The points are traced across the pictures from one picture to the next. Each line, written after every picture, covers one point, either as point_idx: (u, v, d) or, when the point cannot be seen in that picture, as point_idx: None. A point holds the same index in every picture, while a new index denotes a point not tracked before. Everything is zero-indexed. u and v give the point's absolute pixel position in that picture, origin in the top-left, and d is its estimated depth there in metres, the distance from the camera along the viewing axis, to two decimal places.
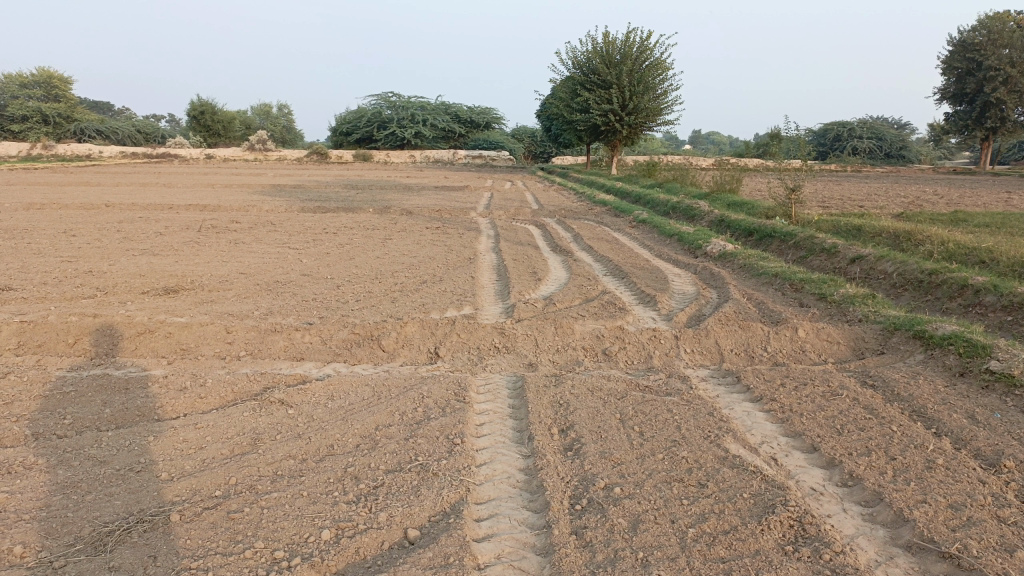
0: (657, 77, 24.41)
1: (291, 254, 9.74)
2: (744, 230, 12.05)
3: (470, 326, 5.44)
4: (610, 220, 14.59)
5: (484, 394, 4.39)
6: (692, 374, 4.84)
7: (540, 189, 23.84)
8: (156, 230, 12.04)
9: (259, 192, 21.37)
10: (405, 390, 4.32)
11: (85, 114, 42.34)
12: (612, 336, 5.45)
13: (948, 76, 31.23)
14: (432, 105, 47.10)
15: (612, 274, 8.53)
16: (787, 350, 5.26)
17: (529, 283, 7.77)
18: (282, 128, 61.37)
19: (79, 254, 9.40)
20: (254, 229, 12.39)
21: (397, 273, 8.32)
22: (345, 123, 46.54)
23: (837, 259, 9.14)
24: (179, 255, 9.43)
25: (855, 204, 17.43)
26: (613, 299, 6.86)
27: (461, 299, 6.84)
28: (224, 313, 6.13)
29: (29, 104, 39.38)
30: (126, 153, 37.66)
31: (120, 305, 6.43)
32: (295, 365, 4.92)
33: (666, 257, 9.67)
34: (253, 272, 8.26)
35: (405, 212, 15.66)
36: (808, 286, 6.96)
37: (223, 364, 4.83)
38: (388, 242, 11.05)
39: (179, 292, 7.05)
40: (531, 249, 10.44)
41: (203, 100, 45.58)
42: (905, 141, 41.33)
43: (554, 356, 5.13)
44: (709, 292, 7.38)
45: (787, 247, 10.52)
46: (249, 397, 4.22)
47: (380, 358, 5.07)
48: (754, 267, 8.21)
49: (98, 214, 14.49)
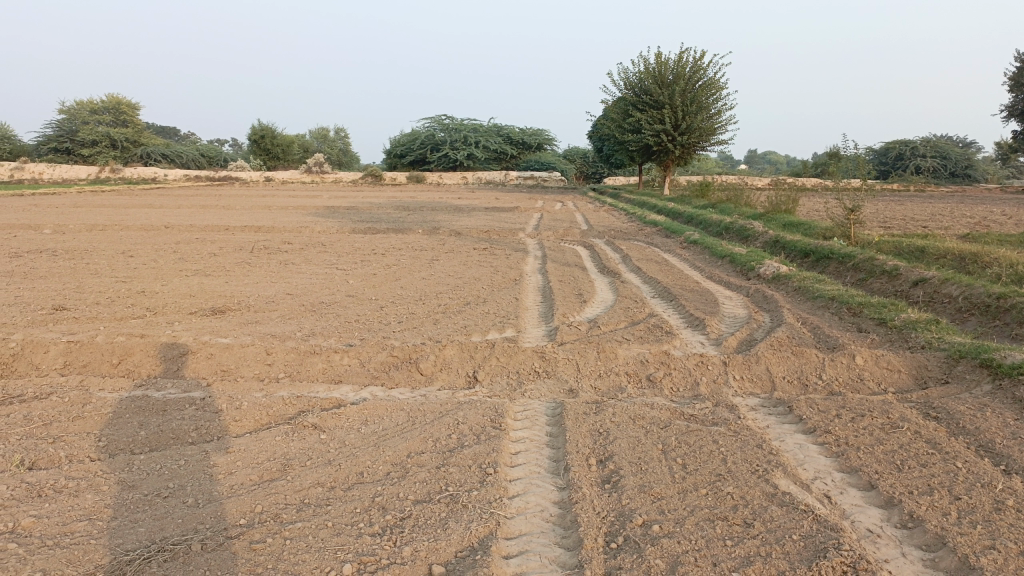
0: (710, 96, 24.11)
1: (338, 275, 9.79)
2: (800, 252, 11.68)
3: (509, 349, 5.32)
4: (660, 241, 14.35)
5: (522, 421, 4.26)
6: (741, 402, 4.62)
7: (590, 210, 23.70)
8: (210, 251, 12.28)
9: (313, 213, 21.74)
10: (440, 416, 4.21)
11: (152, 138, 43.90)
12: (657, 361, 5.26)
13: (1015, 92, 30.14)
14: (485, 127, 47.47)
15: (661, 296, 8.32)
16: (843, 378, 4.99)
17: (575, 305, 7.62)
18: (338, 151, 62.60)
19: (134, 274, 9.62)
20: (305, 250, 12.54)
21: (441, 295, 8.27)
22: (399, 146, 47.23)
23: (898, 282, 8.75)
24: (230, 276, 9.56)
25: (918, 224, 16.82)
26: (660, 323, 6.66)
27: (504, 322, 6.73)
28: (266, 334, 6.14)
29: (99, 130, 41.02)
30: (189, 176, 38.90)
31: (167, 325, 6.52)
32: (332, 388, 4.86)
33: (717, 279, 9.41)
34: (300, 293, 8.30)
35: (454, 233, 15.68)
36: (866, 310, 6.65)
37: (261, 386, 4.81)
38: (436, 263, 11.03)
39: (225, 312, 7.12)
40: (579, 271, 10.29)
41: (263, 124, 46.85)
42: (972, 160, 39.97)
43: (595, 382, 4.97)
44: (761, 316, 7.12)
45: (844, 269, 10.14)
46: (283, 421, 4.17)
47: (418, 382, 4.98)
48: (810, 290, 7.91)
49: (158, 235, 14.89)
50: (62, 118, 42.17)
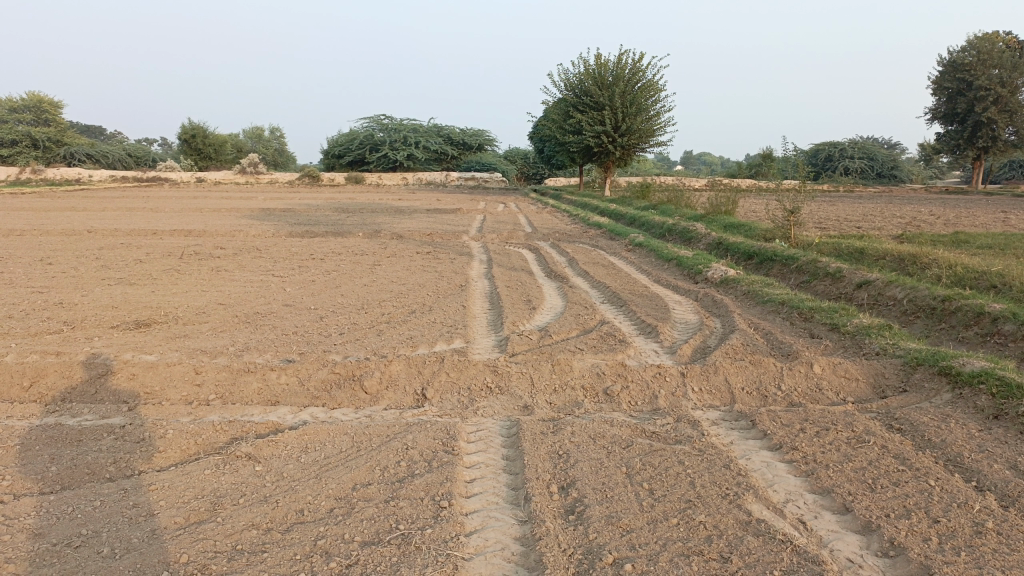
0: (649, 99, 24.24)
1: (274, 282, 9.33)
2: (743, 254, 11.71)
3: (460, 364, 5.05)
4: (605, 244, 14.23)
5: (475, 443, 3.98)
6: (702, 416, 4.43)
7: (533, 211, 23.51)
8: (136, 257, 11.62)
9: (248, 216, 20.97)
10: (388, 440, 3.91)
11: (76, 138, 41.97)
12: (614, 374, 5.04)
13: (938, 96, 31.24)
14: (424, 127, 46.97)
15: (610, 302, 8.15)
16: (803, 389, 4.87)
17: (524, 313, 7.39)
18: (273, 151, 61.13)
19: (51, 284, 8.97)
20: (238, 255, 11.99)
21: (383, 303, 7.93)
22: (337, 146, 46.32)
23: (842, 285, 8.79)
24: (156, 285, 9.00)
25: (853, 225, 17.17)
26: (612, 331, 6.47)
27: (451, 332, 6.44)
28: (196, 349, 5.72)
29: (18, 128, 39.01)
30: (116, 176, 37.29)
31: (86, 341, 6.02)
32: (268, 410, 4.49)
33: (665, 283, 9.29)
34: (232, 303, 7.85)
35: (395, 236, 15.27)
36: (818, 315, 6.59)
37: (190, 410, 4.41)
38: (377, 268, 10.66)
39: (151, 326, 6.63)
40: (525, 276, 10.06)
41: (194, 124, 45.36)
42: (897, 161, 41.43)
43: (551, 398, 4.72)
44: (713, 322, 7.00)
45: (788, 272, 10.17)
46: (213, 451, 3.79)
47: (363, 402, 4.65)
48: (759, 293, 7.84)
49: (78, 241, 14.04)
50: None
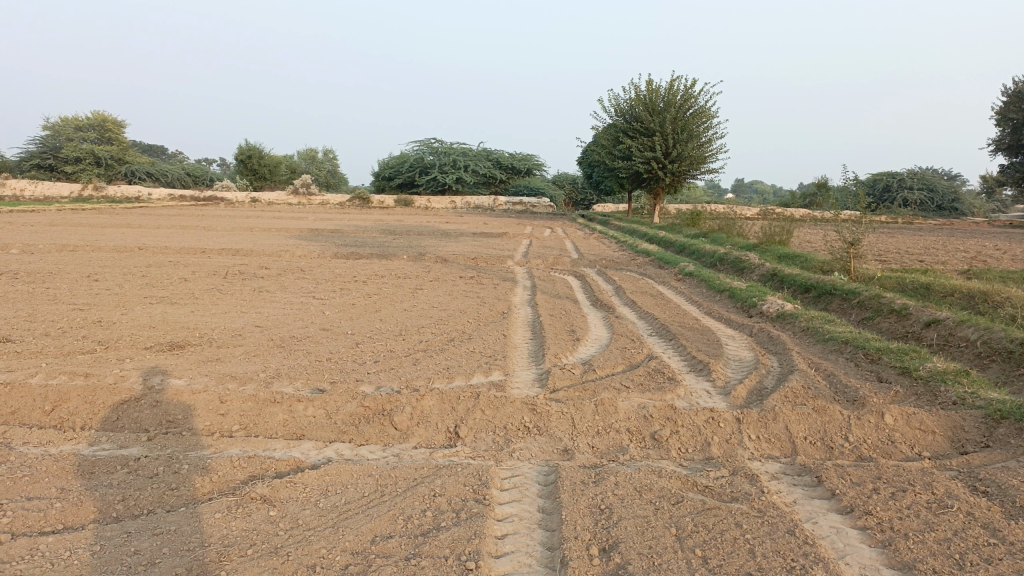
0: (701, 125, 23.83)
1: (315, 305, 9.17)
2: (800, 286, 11.20)
3: (497, 401, 4.73)
4: (654, 272, 13.80)
5: (510, 492, 3.65)
6: (760, 469, 4.02)
7: (581, 237, 23.17)
8: (182, 275, 11.64)
9: (296, 236, 21.10)
10: (414, 485, 3.60)
11: (137, 156, 43.19)
12: (663, 416, 4.65)
13: (1002, 127, 30.11)
14: (473, 151, 47.18)
15: (659, 334, 7.75)
16: (873, 441, 4.42)
17: (568, 344, 7.04)
18: (326, 173, 62.13)
19: (94, 301, 8.95)
20: (282, 276, 11.91)
21: (422, 329, 7.67)
22: (388, 168, 46.84)
23: (909, 323, 8.25)
24: (197, 305, 8.92)
25: (914, 258, 16.43)
26: (661, 367, 6.08)
27: (491, 363, 6.14)
28: (225, 375, 5.53)
29: (83, 147, 40.32)
30: (174, 195, 38.18)
31: (117, 363, 5.88)
32: (291, 445, 4.23)
33: (718, 316, 8.86)
34: (270, 326, 7.68)
35: (440, 259, 15.09)
36: (886, 357, 6.10)
37: (210, 443, 4.18)
38: (419, 292, 10.45)
39: (184, 348, 6.49)
40: (570, 304, 9.73)
41: (250, 145, 46.31)
42: (958, 193, 40.05)
43: (593, 441, 4.36)
44: (769, 360, 6.56)
45: (849, 307, 9.64)
46: (227, 490, 3.53)
47: (392, 439, 4.35)
48: (820, 331, 7.37)
49: (129, 258, 14.18)
50: (45, 133, 41.39)
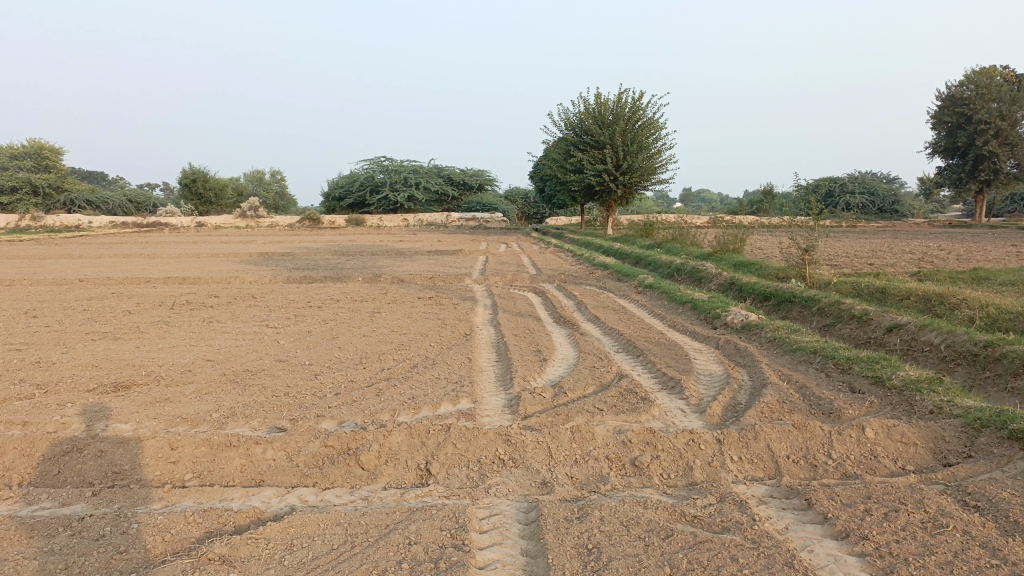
0: (650, 137, 24.00)
1: (269, 334, 8.81)
2: (759, 294, 11.22)
3: (468, 433, 4.51)
4: (613, 285, 13.75)
5: (489, 534, 3.42)
6: (747, 493, 3.88)
7: (536, 252, 23.06)
8: (126, 308, 11.15)
9: (246, 261, 20.55)
10: (387, 533, 3.36)
11: (77, 184, 41.85)
12: (642, 440, 4.48)
13: (938, 131, 31.03)
14: (424, 168, 46.92)
15: (626, 351, 7.60)
16: (856, 457, 4.32)
17: (535, 365, 6.84)
18: (274, 195, 61.13)
19: (32, 340, 8.45)
20: (234, 304, 11.49)
21: (383, 356, 7.40)
22: (338, 188, 46.27)
23: (871, 328, 8.26)
24: (143, 340, 8.49)
25: (865, 261, 16.71)
26: (633, 386, 5.92)
27: (457, 390, 5.90)
28: (176, 417, 5.19)
29: (19, 175, 38.88)
30: (117, 222, 37.02)
31: (57, 408, 5.49)
32: (251, 493, 3.94)
33: (682, 329, 8.77)
34: (222, 359, 7.33)
35: (396, 280, 14.78)
36: (857, 366, 6.05)
37: (162, 495, 3.86)
38: (377, 316, 10.16)
39: (130, 388, 6.11)
40: (532, 322, 9.55)
41: (194, 168, 45.26)
42: (898, 195, 41.15)
43: (572, 471, 4.16)
44: (739, 373, 6.46)
45: (810, 314, 9.66)
46: (181, 550, 3.23)
47: (359, 480, 4.10)
48: (787, 341, 7.30)
49: (69, 291, 13.57)
50: None
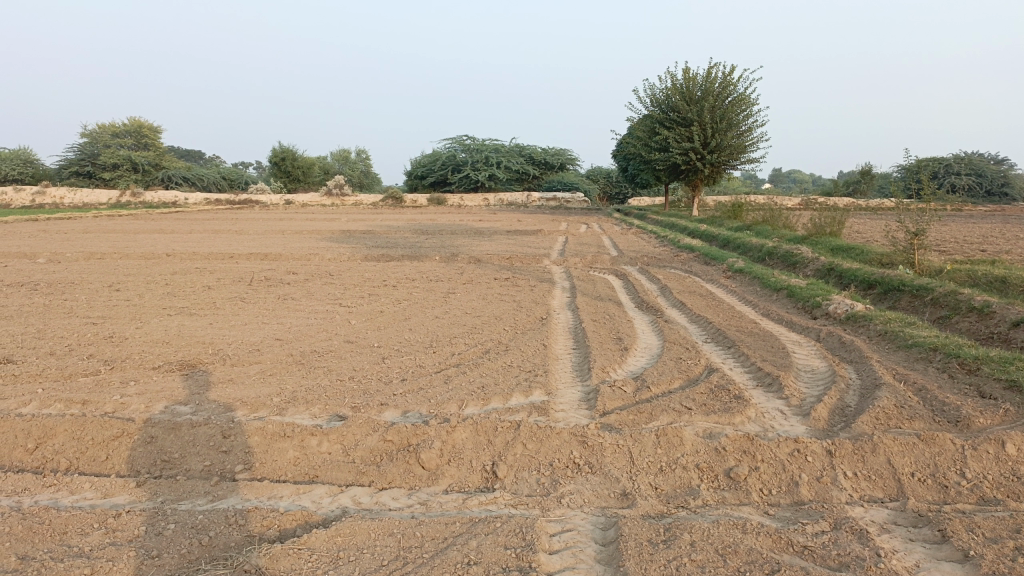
0: (740, 114, 22.81)
1: (340, 313, 8.58)
2: (862, 282, 10.33)
3: (540, 432, 4.06)
4: (700, 269, 13.04)
5: (562, 556, 2.97)
6: (865, 519, 3.29)
7: (618, 232, 22.35)
8: (205, 283, 11.17)
9: (327, 238, 20.65)
10: (444, 549, 2.94)
11: (173, 161, 43.33)
12: (738, 449, 3.92)
13: None
14: (506, 147, 46.55)
15: (715, 341, 7.00)
16: (995, 477, 3.67)
17: (616, 355, 6.34)
18: (359, 174, 61.99)
19: (110, 314, 8.47)
20: (309, 282, 11.37)
21: (454, 340, 7.03)
22: (420, 167, 46.47)
23: (994, 322, 7.38)
24: (217, 316, 8.39)
25: (976, 247, 15.36)
26: (726, 382, 5.34)
27: (531, 380, 5.46)
28: (235, 400, 4.95)
29: (120, 153, 40.54)
30: (210, 199, 38.14)
31: (119, 387, 5.34)
32: (301, 490, 3.61)
33: (778, 318, 8.07)
34: (291, 338, 7.12)
35: (474, 259, 14.45)
36: (986, 367, 5.30)
37: (208, 490, 3.58)
38: (451, 297, 9.83)
39: (195, 367, 5.93)
40: (613, 306, 9.04)
41: (283, 147, 46.23)
42: (1009, 176, 38.24)
43: (656, 481, 3.67)
44: (845, 370, 5.79)
45: (921, 304, 8.78)
46: (215, 559, 2.90)
47: (418, 481, 3.72)
48: (899, 335, 6.55)
49: (154, 265, 13.79)
50: (84, 142, 41.73)
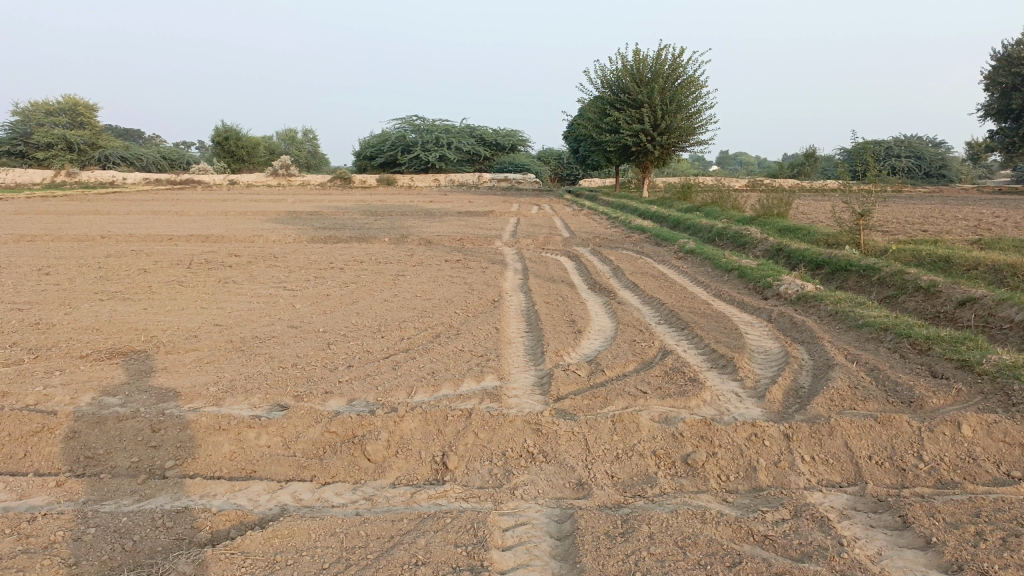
0: (690, 96, 22.86)
1: (285, 297, 8.27)
2: (810, 262, 10.40)
3: (492, 420, 3.90)
4: (651, 250, 13.02)
5: (515, 553, 2.81)
6: (825, 505, 3.21)
7: (569, 214, 22.24)
8: (142, 266, 10.69)
9: (273, 220, 20.10)
10: (390, 550, 2.75)
11: (111, 140, 41.75)
12: (695, 435, 3.82)
13: (991, 91, 29.25)
14: (456, 127, 46.06)
15: (669, 323, 6.92)
16: (951, 459, 3.64)
17: (569, 338, 6.20)
18: (306, 154, 60.71)
19: (37, 300, 8.01)
20: (253, 265, 10.98)
21: (403, 324, 6.80)
22: (369, 147, 45.71)
23: (940, 302, 7.46)
24: (153, 301, 7.99)
25: (918, 228, 15.68)
26: (681, 365, 5.25)
27: (482, 365, 5.29)
28: (168, 391, 4.66)
29: (54, 131, 38.89)
30: (151, 179, 36.87)
31: (42, 377, 4.99)
32: (236, 486, 3.38)
33: (730, 299, 8.04)
34: (232, 324, 6.80)
35: (424, 241, 14.18)
36: (937, 347, 5.31)
37: (134, 489, 3.31)
38: (401, 279, 9.57)
39: (127, 356, 5.60)
40: (565, 288, 8.91)
41: (227, 125, 44.92)
42: (946, 159, 39.34)
43: (613, 469, 3.54)
44: (798, 351, 5.76)
45: (868, 284, 8.86)
46: (137, 567, 2.66)
47: (364, 474, 3.51)
48: (851, 315, 6.56)
49: (89, 247, 13.18)
50: (14, 119, 39.90)
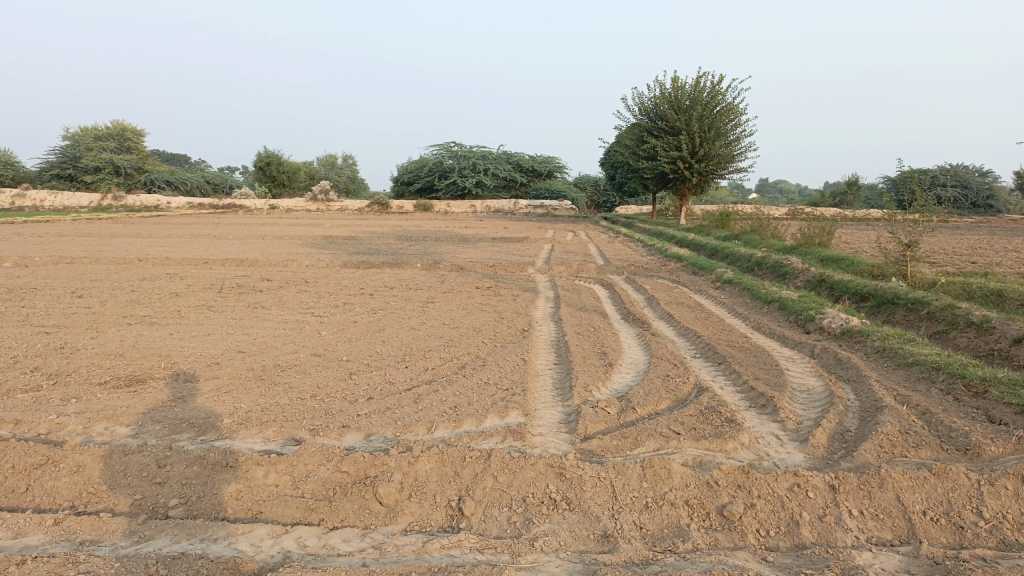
0: (728, 123, 22.56)
1: (312, 323, 8.16)
2: (854, 294, 10.01)
3: (513, 463, 3.66)
4: (688, 279, 12.70)
5: None
6: (875, 568, 2.90)
7: (605, 241, 21.98)
8: (175, 290, 10.71)
9: (308, 244, 20.21)
10: None
11: (156, 165, 42.75)
12: (731, 483, 3.54)
13: None
14: (493, 154, 46.25)
15: (705, 357, 6.63)
16: (1016, 517, 3.30)
17: (599, 371, 5.95)
18: (345, 180, 61.48)
19: (67, 323, 8.01)
20: (284, 290, 10.93)
21: (429, 353, 6.62)
22: (407, 173, 46.09)
23: (994, 339, 7.05)
24: (180, 326, 7.94)
25: (966, 259, 15.12)
26: (717, 404, 4.96)
27: (507, 400, 5.05)
28: (182, 422, 4.51)
29: (103, 156, 39.96)
30: (193, 203, 37.57)
31: (58, 405, 4.89)
32: (240, 529, 3.19)
33: (770, 332, 7.71)
34: (256, 351, 6.68)
35: (456, 268, 14.05)
36: (995, 389, 4.94)
37: (133, 531, 3.14)
38: (430, 307, 9.42)
39: (147, 383, 5.49)
40: (597, 318, 8.66)
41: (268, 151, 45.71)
42: (994, 189, 38.28)
43: (641, 520, 3.28)
44: (843, 391, 5.43)
45: (916, 319, 8.46)
46: None
47: (375, 519, 3.30)
48: (899, 352, 6.20)
49: (126, 270, 13.31)
50: (66, 144, 41.11)
